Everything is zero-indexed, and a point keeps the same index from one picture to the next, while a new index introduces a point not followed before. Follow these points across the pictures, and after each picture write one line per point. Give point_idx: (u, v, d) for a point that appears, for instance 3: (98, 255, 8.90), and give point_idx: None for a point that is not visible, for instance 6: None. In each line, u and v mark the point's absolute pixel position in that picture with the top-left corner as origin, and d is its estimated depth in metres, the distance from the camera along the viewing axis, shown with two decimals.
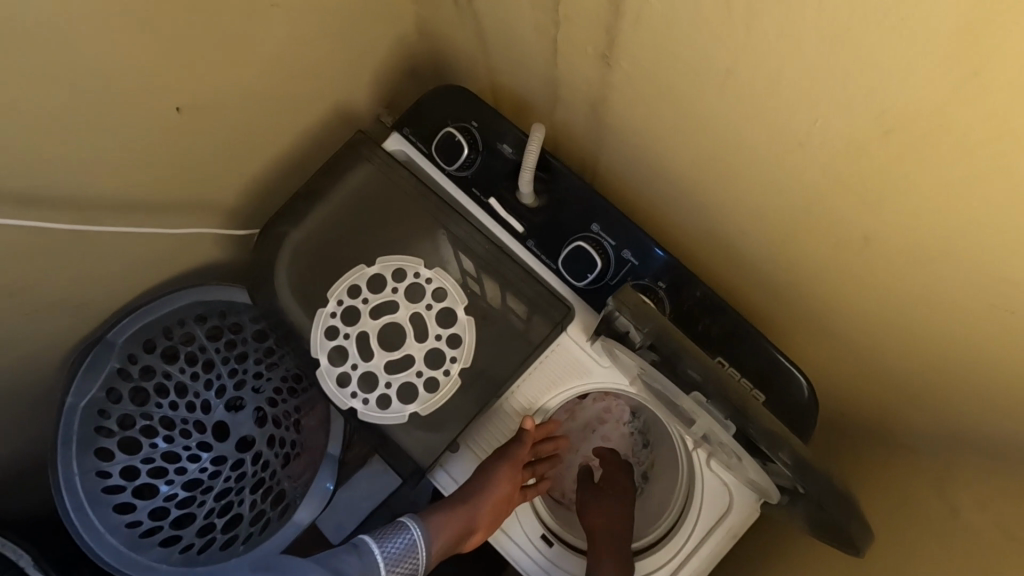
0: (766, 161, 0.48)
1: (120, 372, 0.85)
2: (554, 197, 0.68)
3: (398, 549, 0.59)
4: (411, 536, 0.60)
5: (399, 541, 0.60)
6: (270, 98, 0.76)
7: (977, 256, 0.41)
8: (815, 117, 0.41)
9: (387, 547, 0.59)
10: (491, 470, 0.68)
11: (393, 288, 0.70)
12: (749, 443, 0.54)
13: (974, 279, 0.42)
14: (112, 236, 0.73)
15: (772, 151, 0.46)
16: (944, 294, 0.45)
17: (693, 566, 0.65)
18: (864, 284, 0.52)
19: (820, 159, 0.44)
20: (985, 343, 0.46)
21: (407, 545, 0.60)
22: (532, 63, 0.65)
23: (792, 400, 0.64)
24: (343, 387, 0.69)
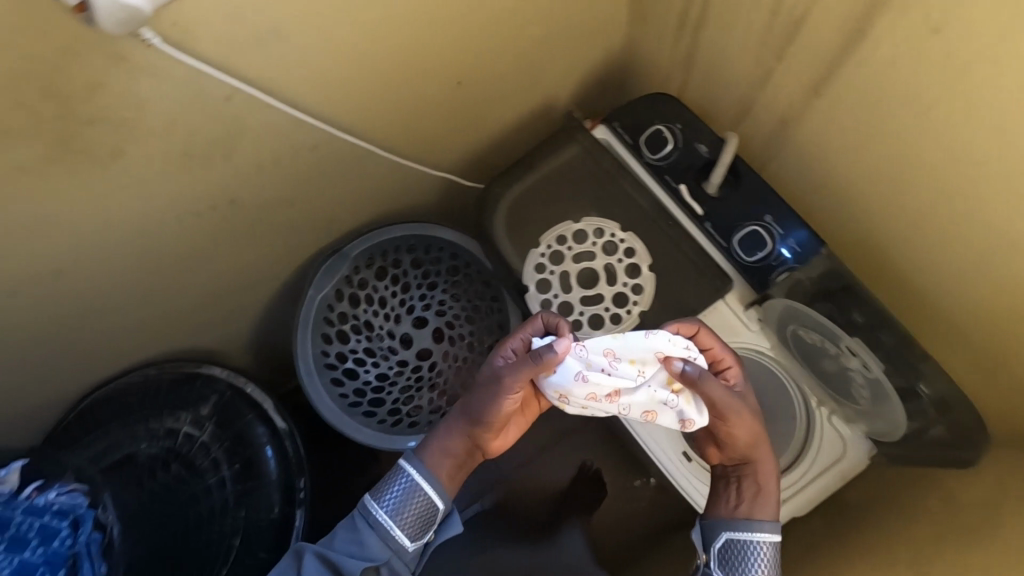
0: (935, 177, 0.65)
1: (347, 278, 1.08)
2: (736, 190, 0.86)
3: (399, 499, 0.71)
4: (408, 478, 0.72)
5: (399, 484, 0.72)
6: (511, 84, 0.98)
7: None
8: (989, 146, 0.58)
9: (387, 499, 0.71)
10: (482, 399, 0.71)
11: (593, 242, 0.90)
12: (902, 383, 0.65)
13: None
14: (381, 168, 0.96)
15: (944, 169, 0.64)
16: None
17: (810, 494, 0.81)
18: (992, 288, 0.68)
19: (984, 179, 0.61)
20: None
21: (407, 487, 0.71)
22: (736, 86, 0.85)
23: None
24: (544, 309, 0.89)
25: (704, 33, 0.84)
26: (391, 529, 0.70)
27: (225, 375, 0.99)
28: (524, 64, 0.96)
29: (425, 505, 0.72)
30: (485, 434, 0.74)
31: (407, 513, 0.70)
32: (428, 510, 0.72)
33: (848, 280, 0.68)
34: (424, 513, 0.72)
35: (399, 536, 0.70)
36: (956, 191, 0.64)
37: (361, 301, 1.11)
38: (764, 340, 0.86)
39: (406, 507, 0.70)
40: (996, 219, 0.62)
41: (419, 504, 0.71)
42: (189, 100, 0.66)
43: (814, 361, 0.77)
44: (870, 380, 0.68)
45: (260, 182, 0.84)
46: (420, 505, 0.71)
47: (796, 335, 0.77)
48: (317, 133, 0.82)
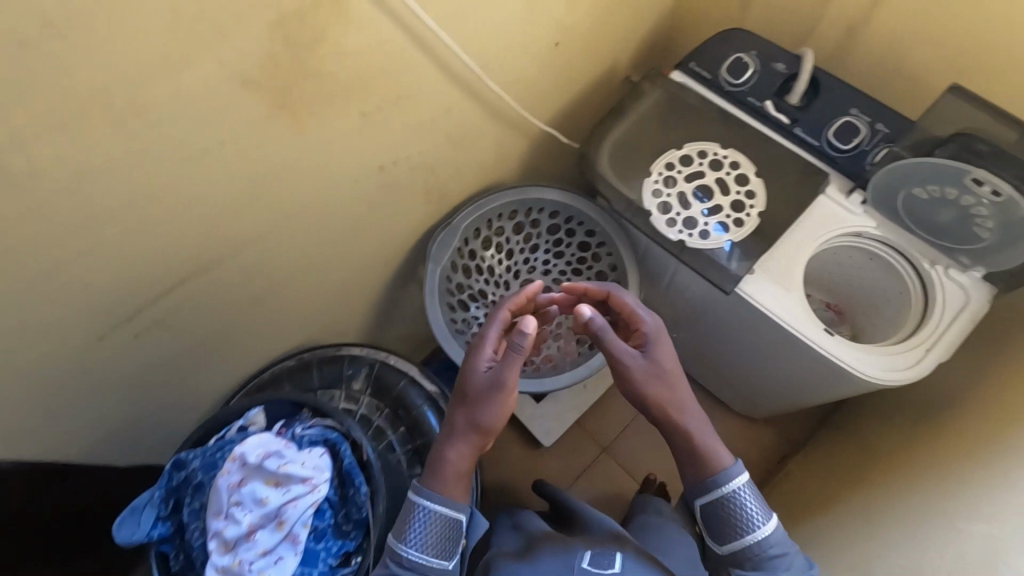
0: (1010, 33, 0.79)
1: (459, 249, 1.14)
2: (816, 97, 0.98)
3: (420, 527, 0.69)
4: (424, 514, 0.69)
5: (416, 528, 0.68)
6: (595, 45, 1.09)
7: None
8: None
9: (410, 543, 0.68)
10: (486, 398, 0.73)
11: (699, 162, 1.00)
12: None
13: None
14: (491, 134, 1.05)
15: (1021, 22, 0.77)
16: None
17: (950, 340, 0.88)
18: None
19: None
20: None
21: (425, 521, 0.69)
22: (800, 8, 0.98)
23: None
24: (671, 227, 0.97)
25: None
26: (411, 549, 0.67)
27: (368, 351, 1.02)
28: (606, 24, 1.07)
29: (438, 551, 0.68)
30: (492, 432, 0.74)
31: (433, 526, 0.69)
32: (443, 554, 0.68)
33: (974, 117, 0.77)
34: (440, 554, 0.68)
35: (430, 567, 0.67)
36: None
37: (472, 271, 1.17)
38: (869, 222, 0.96)
39: (429, 533, 0.68)
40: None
41: (439, 527, 0.69)
42: (377, 55, 0.73)
43: (930, 211, 0.86)
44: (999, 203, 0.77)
45: (407, 147, 0.91)
46: (440, 529, 0.69)
47: (915, 198, 0.86)
48: (455, 93, 0.90)
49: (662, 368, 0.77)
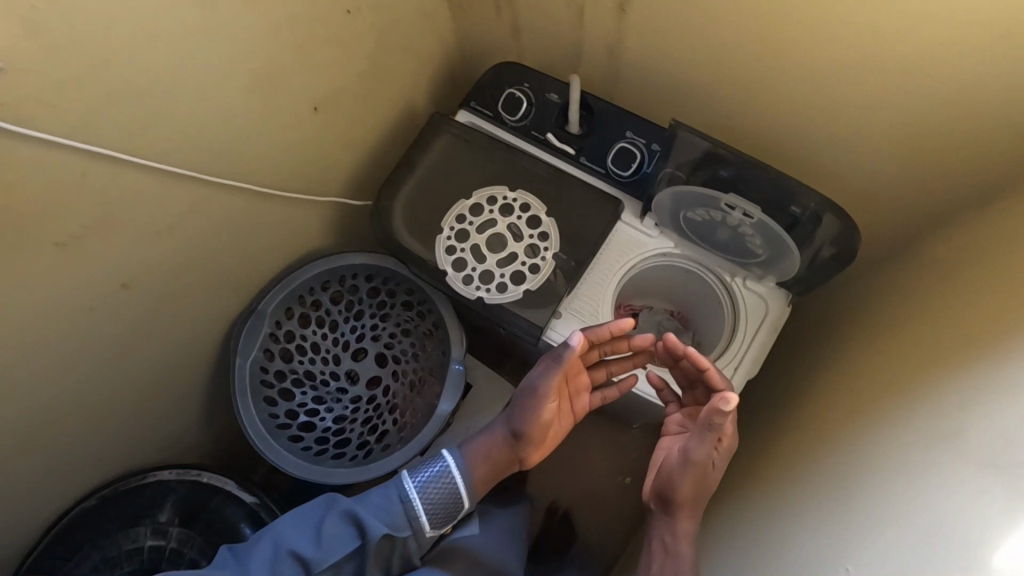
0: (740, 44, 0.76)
1: (271, 335, 1.06)
2: (593, 123, 0.95)
3: (427, 476, 0.86)
4: (442, 466, 0.87)
5: (431, 470, 0.86)
6: (365, 98, 1.01)
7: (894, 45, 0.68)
8: None
9: (419, 477, 0.85)
10: (526, 401, 0.91)
11: (489, 210, 0.95)
12: (786, 219, 0.72)
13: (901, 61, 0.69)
14: (270, 214, 0.96)
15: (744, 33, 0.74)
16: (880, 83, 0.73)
17: (753, 355, 0.88)
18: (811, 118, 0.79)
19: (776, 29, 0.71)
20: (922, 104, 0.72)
21: (439, 472, 0.86)
22: (560, 32, 0.94)
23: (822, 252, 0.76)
24: (468, 285, 0.92)
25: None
26: (413, 504, 0.83)
27: (176, 474, 0.95)
28: (372, 76, 1.00)
29: (439, 499, 0.85)
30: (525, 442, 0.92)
31: (423, 499, 0.84)
32: (440, 505, 0.86)
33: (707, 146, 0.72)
34: (437, 505, 0.85)
35: (420, 518, 0.84)
36: (771, 36, 0.74)
37: (292, 354, 1.09)
38: (667, 242, 0.94)
39: (429, 492, 0.85)
40: (805, 42, 0.72)
41: (437, 491, 0.86)
42: (46, 186, 0.64)
43: (709, 231, 0.84)
44: (757, 223, 0.75)
45: (153, 258, 0.82)
46: (430, 501, 0.85)
47: (692, 220, 0.83)
48: (192, 191, 0.81)
49: (691, 459, 0.80)
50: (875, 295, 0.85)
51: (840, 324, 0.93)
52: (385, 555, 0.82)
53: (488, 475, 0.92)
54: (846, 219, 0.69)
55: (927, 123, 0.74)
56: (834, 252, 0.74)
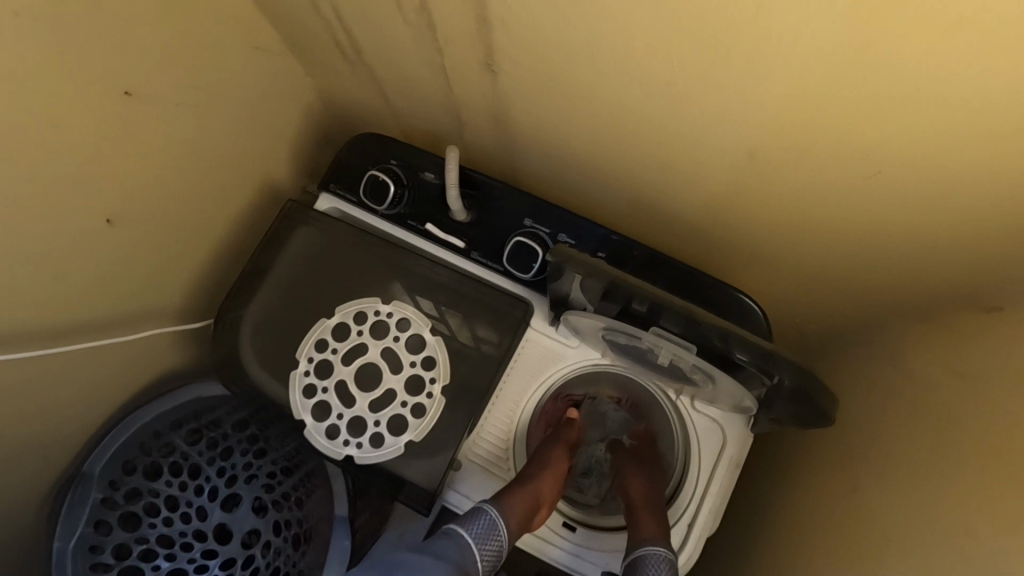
0: (649, 115, 0.55)
1: (104, 501, 0.83)
2: (483, 207, 0.73)
3: (484, 529, 0.60)
4: (490, 517, 0.62)
5: (481, 521, 0.61)
6: (189, 192, 0.78)
7: (851, 141, 0.47)
8: (676, 70, 0.48)
9: (474, 528, 0.60)
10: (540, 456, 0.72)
11: (358, 331, 0.72)
12: (719, 355, 0.50)
13: (864, 161, 0.48)
14: (70, 361, 0.73)
15: (653, 104, 0.53)
16: (835, 184, 0.52)
17: (712, 506, 0.67)
18: (753, 204, 0.59)
19: (695, 102, 0.50)
20: (898, 211, 0.51)
21: (489, 524, 0.61)
22: (427, 93, 0.72)
23: (786, 398, 0.53)
24: (333, 439, 0.69)
25: (363, 53, 0.70)
26: (475, 562, 0.58)
27: None
28: (194, 163, 0.77)
29: (494, 557, 0.61)
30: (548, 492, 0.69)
31: (480, 556, 0.59)
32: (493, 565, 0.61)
33: (607, 276, 0.51)
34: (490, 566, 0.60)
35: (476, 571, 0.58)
36: (682, 122, 0.53)
37: (139, 518, 0.85)
38: (592, 352, 0.73)
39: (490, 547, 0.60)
40: (730, 130, 0.51)
41: (493, 548, 0.61)
42: None
43: (641, 359, 0.63)
44: (693, 364, 0.54)
45: None
46: (488, 560, 0.60)
47: (615, 343, 0.63)
48: None
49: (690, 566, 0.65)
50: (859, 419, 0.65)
51: (813, 439, 0.73)
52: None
53: (521, 528, 0.64)
54: (802, 374, 0.46)
55: (903, 231, 0.53)
56: (799, 407, 0.52)
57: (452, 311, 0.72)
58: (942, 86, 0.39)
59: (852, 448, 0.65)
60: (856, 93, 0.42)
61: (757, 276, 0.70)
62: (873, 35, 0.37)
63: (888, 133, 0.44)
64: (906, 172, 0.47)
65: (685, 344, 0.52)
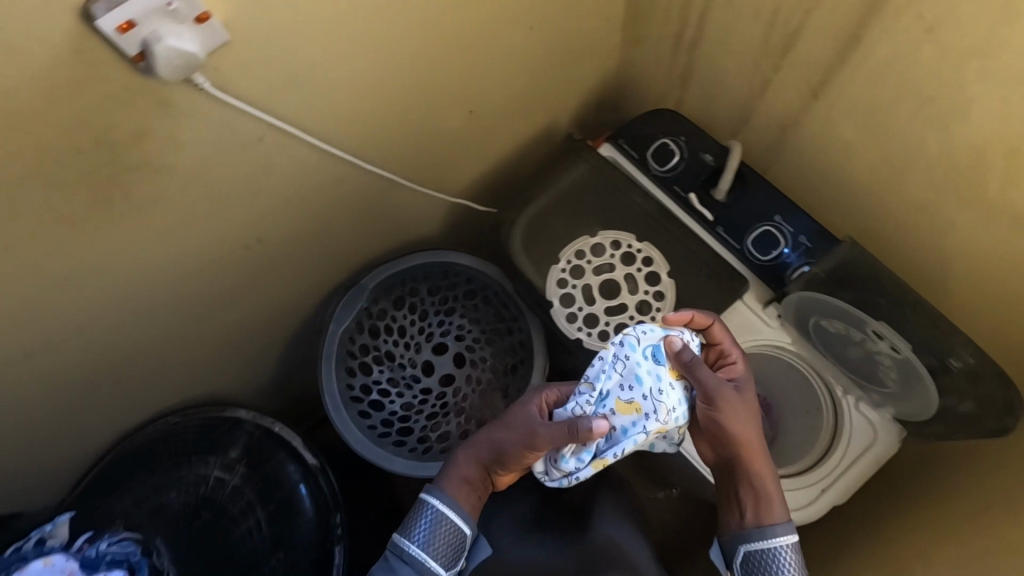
0: (935, 165, 0.70)
1: (366, 310, 1.09)
2: (742, 195, 0.91)
3: (433, 526, 0.69)
4: (434, 513, 0.70)
5: (427, 522, 0.70)
6: (516, 109, 1.01)
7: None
8: (986, 137, 0.63)
9: (418, 536, 0.69)
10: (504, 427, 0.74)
11: (611, 254, 0.93)
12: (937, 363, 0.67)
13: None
14: (397, 199, 0.98)
15: (946, 158, 0.68)
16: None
17: (844, 487, 0.82)
18: (986, 262, 0.73)
19: (986, 165, 0.65)
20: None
21: (435, 521, 0.70)
22: (732, 94, 0.90)
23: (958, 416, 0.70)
24: (571, 322, 0.90)
25: (698, 49, 0.90)
26: (423, 563, 0.68)
27: (252, 417, 0.99)
28: (530, 89, 1.00)
29: (455, 536, 0.70)
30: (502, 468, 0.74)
31: (442, 535, 0.69)
32: (459, 540, 0.70)
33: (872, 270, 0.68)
34: (455, 543, 0.70)
35: (433, 565, 0.68)
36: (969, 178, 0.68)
37: (380, 332, 1.12)
38: (785, 335, 0.89)
39: (436, 542, 0.69)
40: (1003, 197, 0.66)
41: (449, 531, 0.70)
42: (224, 145, 0.67)
43: (836, 348, 0.80)
44: (897, 360, 0.71)
45: (283, 223, 0.85)
46: (448, 541, 0.69)
47: (820, 329, 0.80)
48: (343, 169, 0.84)
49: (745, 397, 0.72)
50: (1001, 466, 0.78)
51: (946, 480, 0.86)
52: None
53: (476, 505, 0.74)
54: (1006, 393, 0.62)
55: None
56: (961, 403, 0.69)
57: (689, 265, 0.92)
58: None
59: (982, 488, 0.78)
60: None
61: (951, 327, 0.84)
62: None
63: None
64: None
65: (906, 344, 0.68)
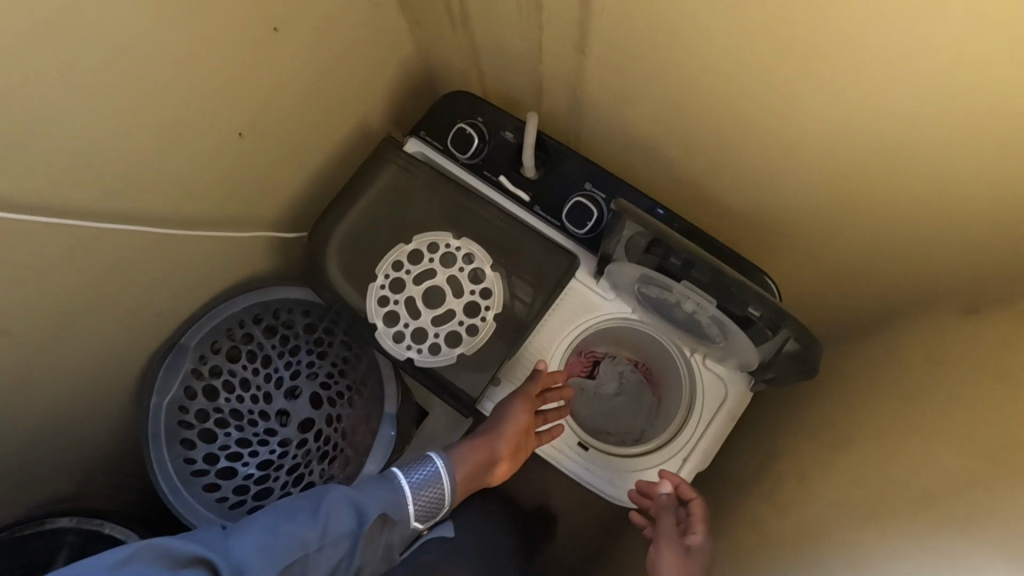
0: (722, 100, 0.66)
1: (193, 371, 0.98)
2: (550, 167, 0.86)
3: (423, 478, 0.75)
4: (433, 469, 0.76)
5: (423, 471, 0.76)
6: (300, 119, 0.91)
7: (895, 120, 0.57)
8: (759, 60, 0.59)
9: (415, 475, 0.75)
10: (505, 404, 0.83)
11: (430, 258, 0.85)
12: (741, 317, 0.61)
13: (906, 147, 0.59)
14: (188, 245, 0.87)
15: (727, 87, 0.64)
16: (877, 165, 0.63)
17: (704, 446, 0.80)
18: (788, 186, 0.71)
19: (770, 93, 0.61)
20: (931, 194, 0.62)
21: (430, 475, 0.76)
22: (518, 67, 0.84)
23: (788, 359, 0.64)
24: (399, 342, 0.83)
25: (470, 25, 0.83)
26: (406, 502, 0.73)
27: (76, 522, 0.88)
28: (309, 92, 0.90)
29: (432, 503, 0.75)
30: (502, 449, 0.81)
31: (415, 499, 0.74)
32: (431, 510, 0.75)
33: (652, 230, 0.61)
34: (428, 510, 0.75)
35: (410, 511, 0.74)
36: (745, 108, 0.65)
37: (218, 390, 1.00)
38: (624, 306, 0.86)
39: (423, 492, 0.75)
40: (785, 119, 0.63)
41: (431, 494, 0.75)
42: None
43: (667, 313, 0.74)
44: (712, 317, 0.65)
45: (35, 305, 0.73)
46: (421, 505, 0.75)
47: (647, 296, 0.74)
48: (85, 228, 0.71)
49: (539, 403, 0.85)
50: (848, 396, 0.78)
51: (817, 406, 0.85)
52: (376, 545, 0.71)
53: (472, 481, 0.80)
54: (802, 330, 0.58)
55: (929, 215, 0.64)
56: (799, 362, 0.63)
57: (512, 245, 0.85)
58: (946, 80, 0.51)
59: (830, 414, 0.78)
60: (896, 83, 0.54)
61: (782, 260, 0.83)
62: (916, 39, 0.49)
63: (921, 120, 0.56)
64: (941, 152, 0.58)
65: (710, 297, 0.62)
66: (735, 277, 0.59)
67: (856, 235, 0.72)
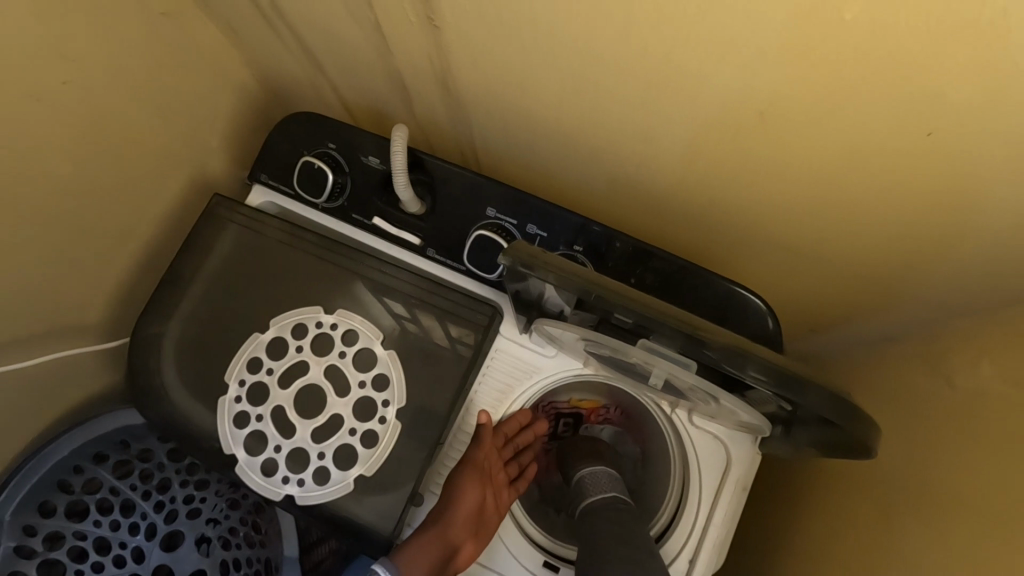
0: (641, 66, 0.45)
1: (18, 550, 0.71)
2: (437, 196, 0.63)
3: None
4: None
5: None
6: (88, 187, 0.66)
7: (908, 76, 0.36)
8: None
9: None
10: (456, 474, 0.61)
11: (297, 348, 0.62)
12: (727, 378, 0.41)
13: (919, 114, 0.38)
14: None
15: (643, 44, 0.42)
16: (883, 141, 0.42)
17: (716, 537, 0.58)
18: (758, 173, 0.51)
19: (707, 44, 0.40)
20: (965, 179, 0.42)
21: None
22: (367, 70, 0.62)
23: (813, 424, 0.42)
24: (270, 476, 0.59)
25: (287, 22, 0.60)
26: None
27: None
28: (92, 151, 0.65)
29: None
30: (460, 536, 0.58)
31: None
32: None
33: (579, 282, 0.41)
34: None
35: None
36: (676, 76, 0.44)
37: (61, 566, 0.73)
38: (571, 361, 0.63)
39: None
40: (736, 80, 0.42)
41: None
42: None
43: (628, 373, 0.53)
44: (690, 383, 0.44)
45: None
46: None
47: (597, 357, 0.52)
48: None
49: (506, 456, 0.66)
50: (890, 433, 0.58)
51: None
52: None
53: None
54: (829, 400, 0.36)
55: (967, 203, 0.44)
56: (836, 439, 0.40)
57: (406, 306, 0.62)
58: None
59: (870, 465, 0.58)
60: (899, 18, 0.33)
61: (764, 265, 0.63)
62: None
63: (948, 70, 0.35)
64: (977, 118, 0.37)
65: (672, 354, 0.42)
66: (705, 329, 0.39)
67: (854, 232, 0.52)
